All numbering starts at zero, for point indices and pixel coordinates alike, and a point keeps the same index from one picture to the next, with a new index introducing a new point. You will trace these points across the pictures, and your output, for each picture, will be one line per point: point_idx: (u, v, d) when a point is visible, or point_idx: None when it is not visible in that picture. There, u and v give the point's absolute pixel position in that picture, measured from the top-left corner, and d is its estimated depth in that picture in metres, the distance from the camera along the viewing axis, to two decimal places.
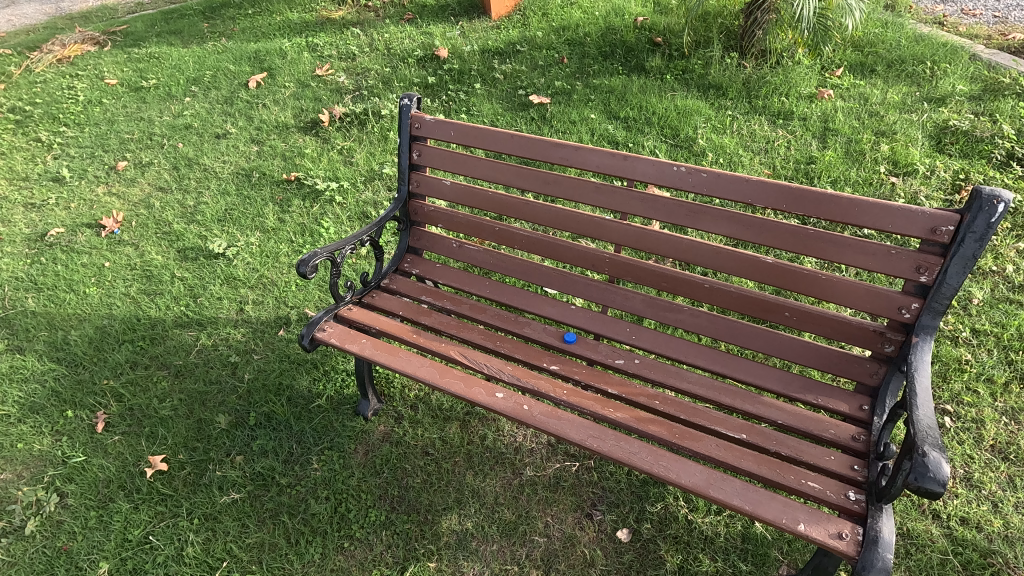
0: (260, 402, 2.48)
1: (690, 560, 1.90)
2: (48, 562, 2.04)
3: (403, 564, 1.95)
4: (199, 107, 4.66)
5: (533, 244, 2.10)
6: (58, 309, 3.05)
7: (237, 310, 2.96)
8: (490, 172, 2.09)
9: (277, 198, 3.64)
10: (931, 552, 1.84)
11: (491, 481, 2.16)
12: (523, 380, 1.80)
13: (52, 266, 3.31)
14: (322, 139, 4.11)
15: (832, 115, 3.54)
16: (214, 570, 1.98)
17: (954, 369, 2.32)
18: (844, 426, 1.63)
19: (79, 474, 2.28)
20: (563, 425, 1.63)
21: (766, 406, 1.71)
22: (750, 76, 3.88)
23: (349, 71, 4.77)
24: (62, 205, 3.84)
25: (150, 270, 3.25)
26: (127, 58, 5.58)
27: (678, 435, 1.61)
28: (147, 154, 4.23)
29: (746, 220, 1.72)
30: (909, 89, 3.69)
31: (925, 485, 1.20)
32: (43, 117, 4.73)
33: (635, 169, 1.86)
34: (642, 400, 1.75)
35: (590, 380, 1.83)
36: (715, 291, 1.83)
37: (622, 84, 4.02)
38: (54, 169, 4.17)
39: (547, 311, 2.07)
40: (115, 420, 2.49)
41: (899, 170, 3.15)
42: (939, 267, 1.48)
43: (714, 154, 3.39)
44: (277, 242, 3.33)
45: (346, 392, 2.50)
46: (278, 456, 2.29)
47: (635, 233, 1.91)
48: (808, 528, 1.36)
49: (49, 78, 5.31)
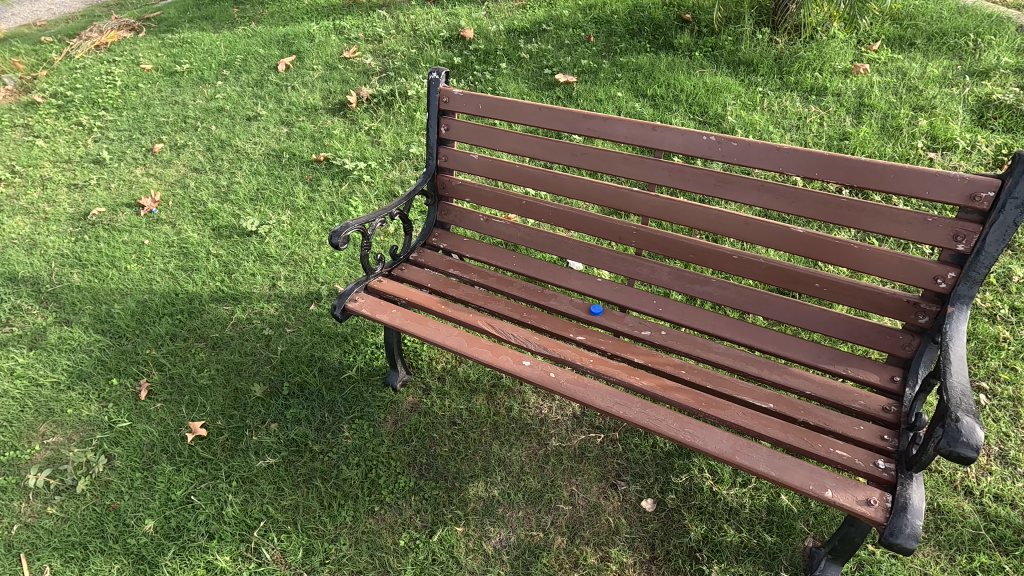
0: (294, 372, 2.57)
1: (714, 530, 1.91)
2: (98, 519, 2.15)
3: (432, 528, 2.00)
4: (231, 90, 4.78)
5: (560, 217, 2.09)
6: (101, 284, 3.18)
7: (270, 285, 3.05)
8: (517, 145, 2.08)
9: (306, 177, 3.73)
10: (962, 528, 1.82)
11: (516, 451, 2.19)
12: (550, 349, 1.82)
13: (96, 244, 3.46)
14: (350, 120, 4.17)
15: (868, 90, 3.44)
16: (252, 529, 2.06)
17: (992, 347, 2.27)
18: (874, 397, 1.62)
19: (125, 438, 2.41)
20: (590, 393, 1.65)
21: (794, 377, 1.70)
22: (782, 52, 3.80)
23: (375, 53, 4.82)
24: (102, 185, 3.99)
25: (187, 247, 3.36)
26: (161, 43, 5.70)
27: (704, 403, 1.61)
28: (181, 136, 4.35)
29: (777, 189, 1.70)
30: (950, 63, 3.56)
31: (958, 451, 1.19)
32: (83, 102, 4.89)
33: (662, 140, 1.84)
34: (669, 369, 1.75)
35: (617, 350, 1.83)
36: (744, 263, 1.81)
37: (650, 62, 3.98)
38: (95, 151, 4.33)
39: (573, 283, 2.07)
40: (157, 388, 2.60)
41: (938, 145, 3.05)
42: (978, 235, 1.45)
43: (744, 131, 3.33)
44: (307, 220, 3.40)
45: (375, 363, 2.56)
46: (311, 424, 2.37)
47: (662, 204, 1.90)
48: (835, 494, 1.35)
49: (88, 64, 5.46)
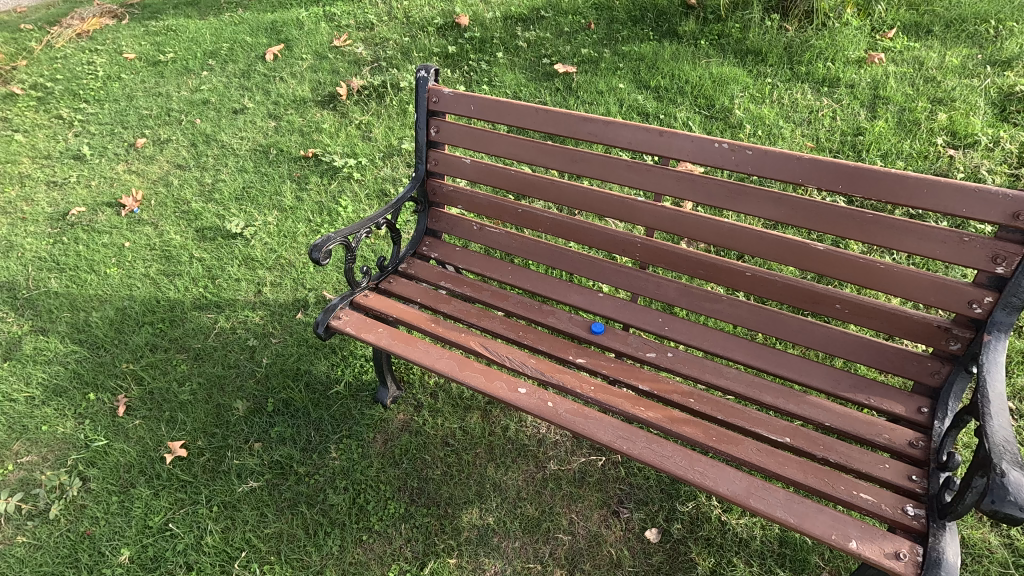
0: (278, 388, 2.44)
1: (723, 563, 1.80)
2: (72, 547, 2.04)
3: (423, 559, 1.89)
4: (217, 81, 4.59)
5: (559, 227, 1.94)
6: (80, 290, 3.04)
7: (255, 292, 2.91)
8: (512, 150, 1.92)
9: (294, 175, 3.57)
10: (988, 564, 1.71)
11: (513, 474, 2.07)
12: (547, 374, 1.69)
13: (74, 246, 3.31)
14: (340, 114, 4.00)
15: (883, 81, 3.27)
16: (233, 560, 1.95)
17: (1017, 362, 2.14)
18: (900, 430, 1.49)
19: (101, 458, 2.29)
20: (590, 425, 1.53)
21: (812, 406, 1.57)
22: (792, 40, 3.61)
23: (367, 41, 4.62)
24: (82, 182, 3.83)
25: (169, 250, 3.21)
26: (144, 31, 5.48)
27: (714, 438, 1.48)
28: (165, 130, 4.18)
29: (795, 202, 1.55)
30: (970, 52, 3.38)
31: (1004, 510, 1.06)
32: (64, 93, 4.71)
33: (670, 146, 1.68)
34: (676, 397, 1.61)
35: (619, 375, 1.69)
36: (758, 281, 1.67)
37: (653, 51, 3.79)
38: (75, 146, 4.16)
39: (573, 298, 1.93)
40: (136, 404, 2.48)
41: (959, 142, 2.88)
42: (1020, 257, 1.31)
43: (752, 126, 3.16)
44: (295, 221, 3.26)
45: (365, 378, 2.43)
46: (296, 444, 2.25)
47: (669, 216, 1.75)
48: (861, 546, 1.23)
49: (69, 53, 5.25)
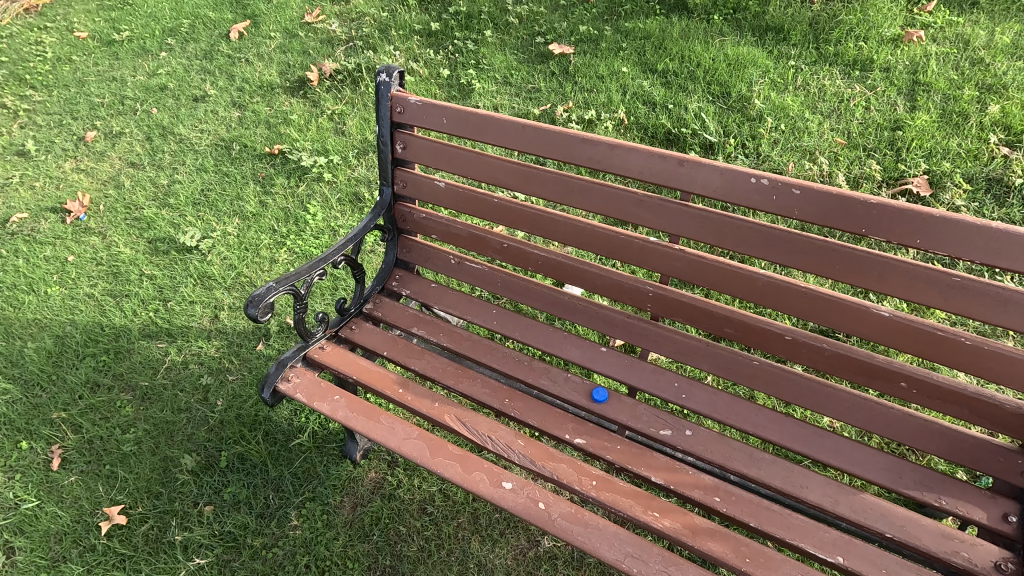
0: (233, 439, 2.13)
1: None
2: None
3: None
4: (176, 63, 4.15)
5: (553, 268, 1.60)
6: (16, 314, 2.70)
7: (211, 317, 2.58)
8: (494, 174, 1.56)
9: (258, 175, 3.19)
10: None
11: (500, 551, 1.79)
12: (538, 461, 1.37)
13: (13, 260, 2.96)
14: (310, 102, 3.58)
15: (923, 64, 2.86)
16: None
17: None
18: (982, 545, 1.18)
19: (30, 525, 1.99)
20: (591, 539, 1.22)
21: (868, 508, 1.25)
22: (819, 15, 3.18)
23: (341, 16, 4.15)
24: (25, 183, 3.45)
25: (117, 265, 2.85)
26: (98, 5, 4.98)
27: (747, 558, 1.17)
28: (118, 121, 3.77)
29: (855, 257, 1.21)
30: (1021, 28, 2.97)
31: None
32: (8, 79, 4.26)
33: (693, 179, 1.33)
34: (697, 494, 1.30)
35: (627, 461, 1.38)
36: (800, 347, 1.34)
37: (660, 29, 3.36)
38: (19, 140, 3.76)
39: (571, 355, 1.60)
40: (73, 455, 2.18)
41: (1014, 138, 2.50)
42: None
43: (774, 117, 2.77)
44: (258, 232, 2.90)
45: (332, 426, 2.13)
46: (252, 509, 1.96)
47: (689, 263, 1.41)
48: None
49: (15, 31, 4.77)
